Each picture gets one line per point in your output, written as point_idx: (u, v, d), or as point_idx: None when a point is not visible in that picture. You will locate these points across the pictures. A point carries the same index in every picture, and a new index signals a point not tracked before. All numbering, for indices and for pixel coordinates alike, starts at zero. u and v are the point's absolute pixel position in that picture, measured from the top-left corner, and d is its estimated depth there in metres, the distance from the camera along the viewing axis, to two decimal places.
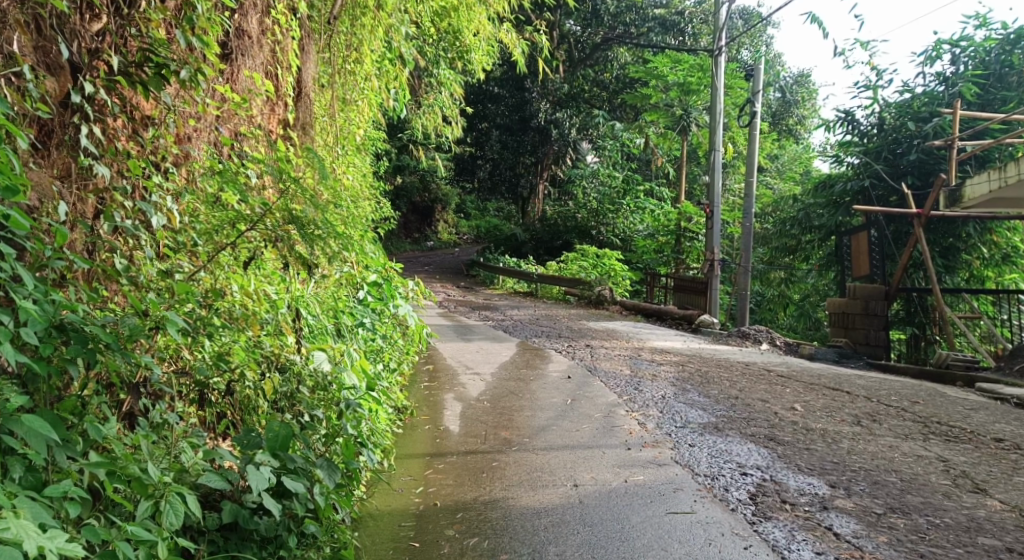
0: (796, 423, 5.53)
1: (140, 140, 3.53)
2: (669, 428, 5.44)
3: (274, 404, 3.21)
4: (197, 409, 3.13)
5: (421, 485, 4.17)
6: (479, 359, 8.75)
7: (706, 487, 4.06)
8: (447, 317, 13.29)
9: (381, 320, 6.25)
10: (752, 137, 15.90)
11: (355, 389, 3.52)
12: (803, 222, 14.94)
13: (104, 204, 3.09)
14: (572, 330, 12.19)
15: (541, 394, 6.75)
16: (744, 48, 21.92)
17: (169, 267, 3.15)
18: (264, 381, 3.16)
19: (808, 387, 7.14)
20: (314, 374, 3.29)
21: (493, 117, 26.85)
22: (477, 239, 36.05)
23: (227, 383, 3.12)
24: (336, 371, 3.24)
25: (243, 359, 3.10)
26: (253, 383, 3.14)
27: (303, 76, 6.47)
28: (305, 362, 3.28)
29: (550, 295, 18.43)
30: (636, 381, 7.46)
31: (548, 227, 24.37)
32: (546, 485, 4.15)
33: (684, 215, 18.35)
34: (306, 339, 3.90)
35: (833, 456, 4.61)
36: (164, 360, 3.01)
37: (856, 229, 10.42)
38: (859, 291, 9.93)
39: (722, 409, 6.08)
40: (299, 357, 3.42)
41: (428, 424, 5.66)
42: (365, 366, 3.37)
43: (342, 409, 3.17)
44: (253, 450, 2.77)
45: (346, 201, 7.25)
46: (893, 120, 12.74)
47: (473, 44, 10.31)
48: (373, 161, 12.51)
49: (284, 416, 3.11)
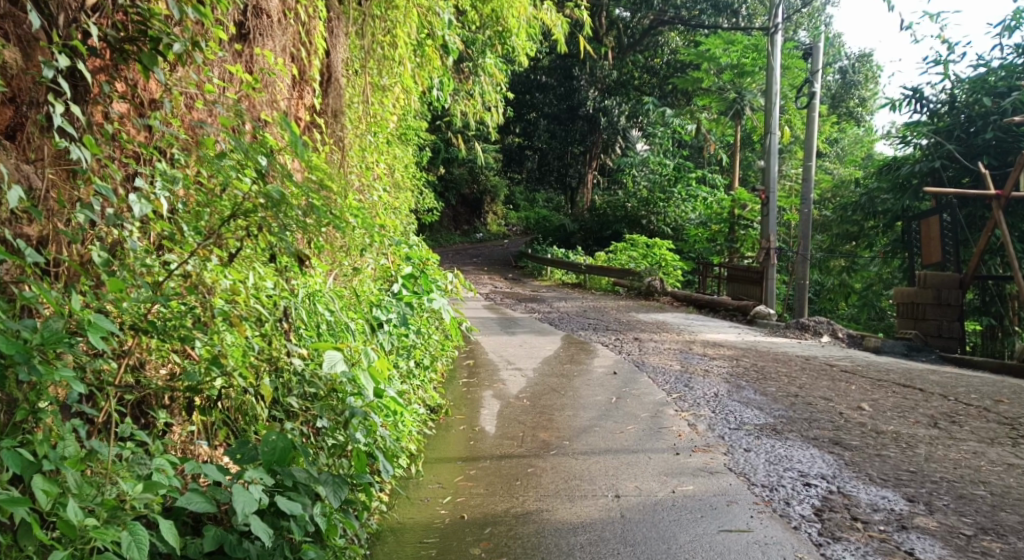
0: (864, 426, 5.04)
1: (140, 125, 3.27)
2: (722, 430, 4.99)
3: (275, 411, 2.87)
4: (191, 416, 2.83)
5: (448, 495, 3.84)
6: (521, 353, 8.40)
7: (764, 500, 3.62)
8: (492, 310, 12.95)
9: (417, 314, 5.96)
10: (811, 120, 15.11)
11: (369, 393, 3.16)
12: (867, 208, 14.17)
13: (81, 190, 2.78)
14: (620, 322, 11.75)
15: (584, 392, 6.36)
16: (800, 29, 21.04)
17: (160, 260, 2.84)
18: (262, 387, 2.82)
19: (876, 385, 6.58)
20: (317, 381, 2.98)
21: (541, 106, 26.42)
22: (526, 231, 35.74)
23: (221, 390, 2.78)
24: (346, 373, 2.87)
25: (238, 362, 2.78)
26: (251, 390, 2.79)
27: (333, 60, 6.12)
28: (301, 366, 2.94)
29: (599, 286, 18.00)
30: (686, 377, 7.01)
31: (597, 217, 23.89)
32: (585, 496, 3.77)
33: (738, 202, 17.56)
34: (318, 336, 3.58)
35: (909, 464, 4.12)
36: (151, 363, 2.71)
37: (925, 213, 9.74)
38: (931, 280, 9.24)
39: (781, 409, 5.59)
40: (301, 359, 3.05)
41: (463, 424, 5.34)
42: (384, 370, 3.02)
43: (348, 419, 2.83)
44: (248, 464, 2.47)
45: (379, 192, 6.94)
46: (967, 96, 11.95)
47: (514, 28, 9.90)
48: (415, 151, 12.22)
49: (285, 427, 2.78)
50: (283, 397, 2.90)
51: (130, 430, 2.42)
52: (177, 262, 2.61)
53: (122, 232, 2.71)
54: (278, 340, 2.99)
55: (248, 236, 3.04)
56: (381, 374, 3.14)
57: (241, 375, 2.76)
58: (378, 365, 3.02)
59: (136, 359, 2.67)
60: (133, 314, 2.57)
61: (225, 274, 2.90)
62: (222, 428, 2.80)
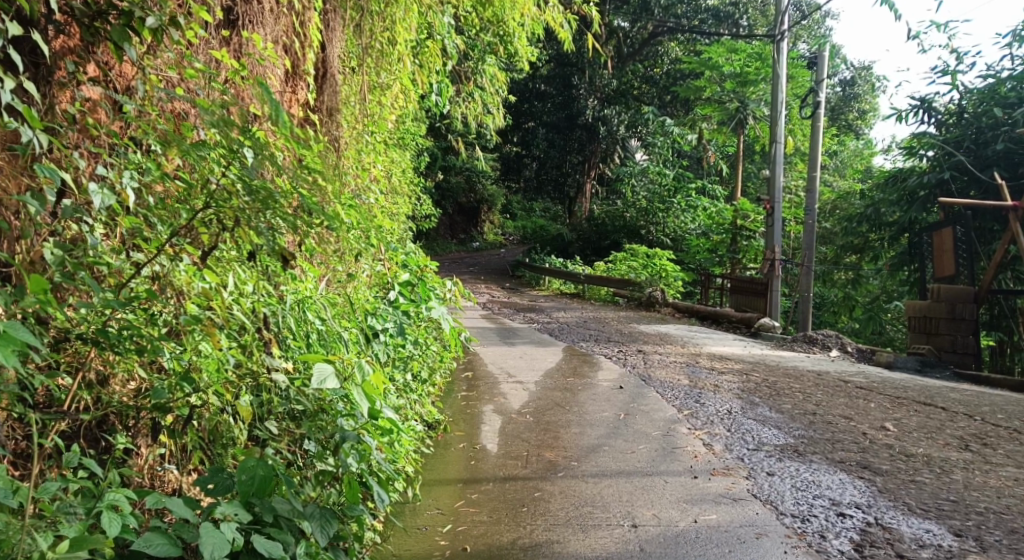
0: (892, 447, 4.73)
1: (111, 110, 2.93)
2: (740, 451, 4.67)
3: (253, 434, 2.52)
4: (155, 440, 2.47)
5: (449, 523, 3.51)
6: (522, 365, 8.07)
7: (797, 533, 3.30)
8: (490, 320, 12.62)
9: (415, 324, 5.64)
10: (815, 130, 14.84)
11: (359, 415, 2.83)
12: (872, 219, 13.92)
13: (33, 178, 2.44)
14: (622, 334, 11.42)
15: (590, 407, 6.02)
16: (800, 40, 20.89)
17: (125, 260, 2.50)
18: (239, 406, 2.47)
19: (896, 402, 6.27)
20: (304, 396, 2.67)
21: (540, 114, 26.25)
22: (522, 241, 35.47)
23: (190, 409, 2.42)
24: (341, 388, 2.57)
25: (213, 378, 2.44)
26: (224, 410, 2.44)
27: (329, 54, 5.79)
28: (282, 381, 2.56)
29: (598, 297, 17.70)
30: (697, 392, 6.69)
31: (595, 227, 23.63)
32: (600, 525, 3.44)
33: (740, 213, 17.28)
34: (305, 347, 3.26)
35: (949, 492, 3.82)
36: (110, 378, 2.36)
37: (938, 224, 9.45)
38: (944, 294, 8.91)
39: (799, 428, 5.27)
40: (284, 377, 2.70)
41: (463, 441, 5.00)
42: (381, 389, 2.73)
43: (339, 442, 2.52)
44: (221, 496, 2.15)
45: (374, 195, 6.61)
46: (976, 107, 11.77)
47: (516, 30, 9.61)
48: (413, 156, 11.92)
49: (265, 452, 2.43)
50: (259, 415, 2.58)
51: (78, 458, 2.08)
52: (142, 262, 2.28)
53: (80, 228, 2.37)
54: (259, 351, 2.65)
55: (225, 230, 2.70)
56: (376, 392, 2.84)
57: (216, 391, 2.42)
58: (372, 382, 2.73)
59: (95, 373, 2.34)
60: (88, 321, 2.24)
61: (199, 276, 2.57)
62: (192, 453, 2.45)
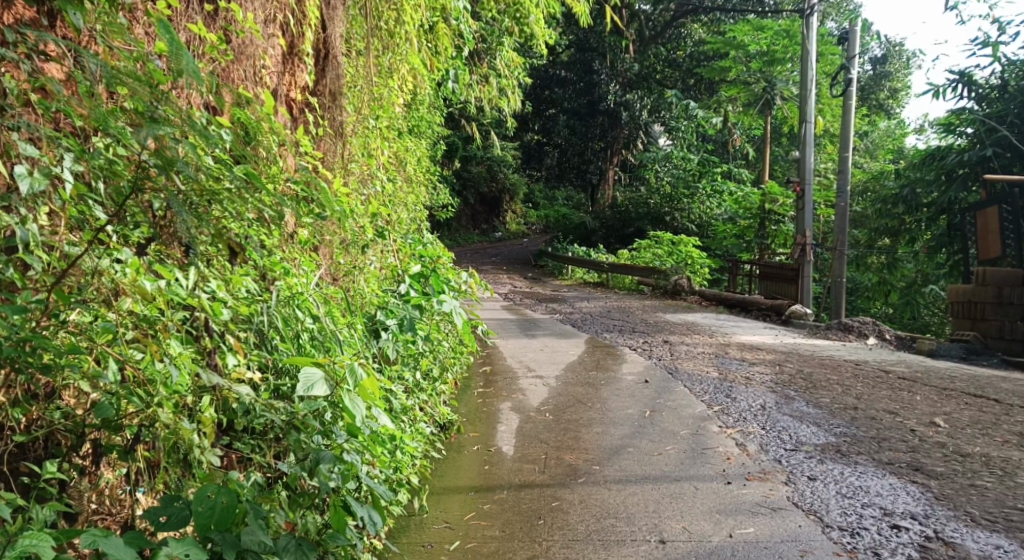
0: (945, 446, 4.33)
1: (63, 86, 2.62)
2: (777, 452, 4.29)
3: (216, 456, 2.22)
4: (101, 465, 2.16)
5: (457, 539, 3.19)
6: (542, 359, 7.71)
7: (846, 551, 2.94)
8: (511, 311, 12.30)
9: (427, 320, 5.32)
10: (846, 109, 14.27)
11: (349, 431, 2.56)
12: (908, 201, 13.38)
13: None
14: (647, 324, 11.04)
15: (612, 404, 5.68)
16: (829, 18, 20.24)
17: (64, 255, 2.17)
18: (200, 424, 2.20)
19: (943, 395, 5.85)
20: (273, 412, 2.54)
21: (560, 101, 25.79)
22: (546, 230, 35.12)
23: (138, 429, 2.12)
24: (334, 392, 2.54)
25: (167, 394, 2.14)
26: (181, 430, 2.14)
27: (331, 34, 5.45)
28: (247, 395, 2.34)
29: (622, 285, 17.31)
30: (727, 386, 6.31)
31: (618, 214, 23.18)
32: (624, 542, 3.10)
33: (768, 197, 16.76)
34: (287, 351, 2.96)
35: (1015, 499, 3.43)
36: (44, 393, 2.05)
37: (983, 203, 8.99)
38: (991, 277, 8.42)
39: (840, 425, 4.88)
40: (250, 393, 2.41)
41: (477, 444, 4.67)
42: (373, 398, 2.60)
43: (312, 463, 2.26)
44: (175, 530, 1.87)
45: (381, 181, 6.29)
46: (1019, 80, 11.24)
47: (532, 10, 9.21)
48: (428, 145, 11.60)
49: (226, 476, 2.13)
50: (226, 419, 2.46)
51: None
52: (75, 261, 1.96)
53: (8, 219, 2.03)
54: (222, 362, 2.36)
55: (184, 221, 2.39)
56: (371, 399, 2.65)
57: (171, 406, 2.13)
58: (365, 389, 2.58)
59: (25, 390, 2.01)
60: (12, 331, 1.89)
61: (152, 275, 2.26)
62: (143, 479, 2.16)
